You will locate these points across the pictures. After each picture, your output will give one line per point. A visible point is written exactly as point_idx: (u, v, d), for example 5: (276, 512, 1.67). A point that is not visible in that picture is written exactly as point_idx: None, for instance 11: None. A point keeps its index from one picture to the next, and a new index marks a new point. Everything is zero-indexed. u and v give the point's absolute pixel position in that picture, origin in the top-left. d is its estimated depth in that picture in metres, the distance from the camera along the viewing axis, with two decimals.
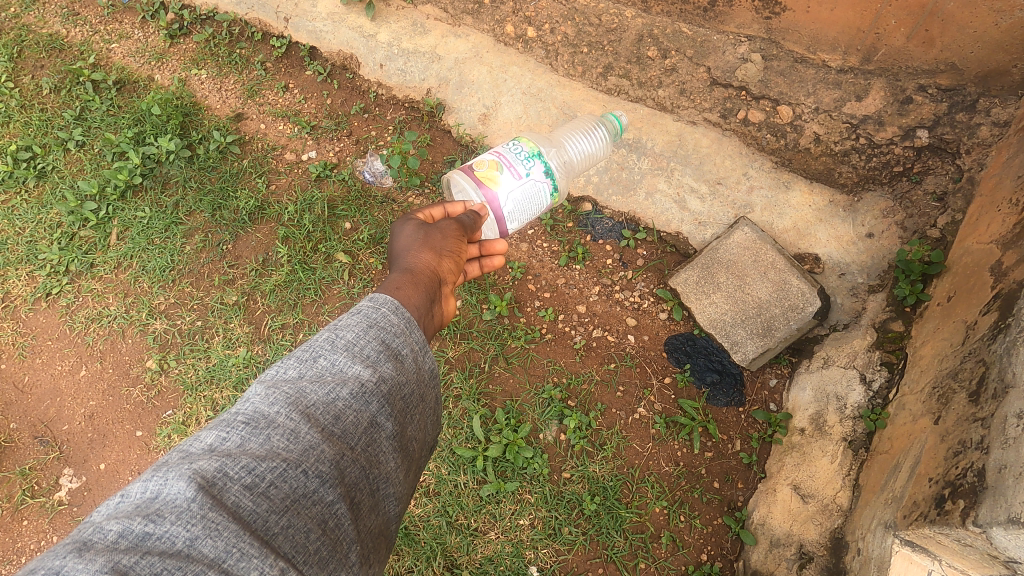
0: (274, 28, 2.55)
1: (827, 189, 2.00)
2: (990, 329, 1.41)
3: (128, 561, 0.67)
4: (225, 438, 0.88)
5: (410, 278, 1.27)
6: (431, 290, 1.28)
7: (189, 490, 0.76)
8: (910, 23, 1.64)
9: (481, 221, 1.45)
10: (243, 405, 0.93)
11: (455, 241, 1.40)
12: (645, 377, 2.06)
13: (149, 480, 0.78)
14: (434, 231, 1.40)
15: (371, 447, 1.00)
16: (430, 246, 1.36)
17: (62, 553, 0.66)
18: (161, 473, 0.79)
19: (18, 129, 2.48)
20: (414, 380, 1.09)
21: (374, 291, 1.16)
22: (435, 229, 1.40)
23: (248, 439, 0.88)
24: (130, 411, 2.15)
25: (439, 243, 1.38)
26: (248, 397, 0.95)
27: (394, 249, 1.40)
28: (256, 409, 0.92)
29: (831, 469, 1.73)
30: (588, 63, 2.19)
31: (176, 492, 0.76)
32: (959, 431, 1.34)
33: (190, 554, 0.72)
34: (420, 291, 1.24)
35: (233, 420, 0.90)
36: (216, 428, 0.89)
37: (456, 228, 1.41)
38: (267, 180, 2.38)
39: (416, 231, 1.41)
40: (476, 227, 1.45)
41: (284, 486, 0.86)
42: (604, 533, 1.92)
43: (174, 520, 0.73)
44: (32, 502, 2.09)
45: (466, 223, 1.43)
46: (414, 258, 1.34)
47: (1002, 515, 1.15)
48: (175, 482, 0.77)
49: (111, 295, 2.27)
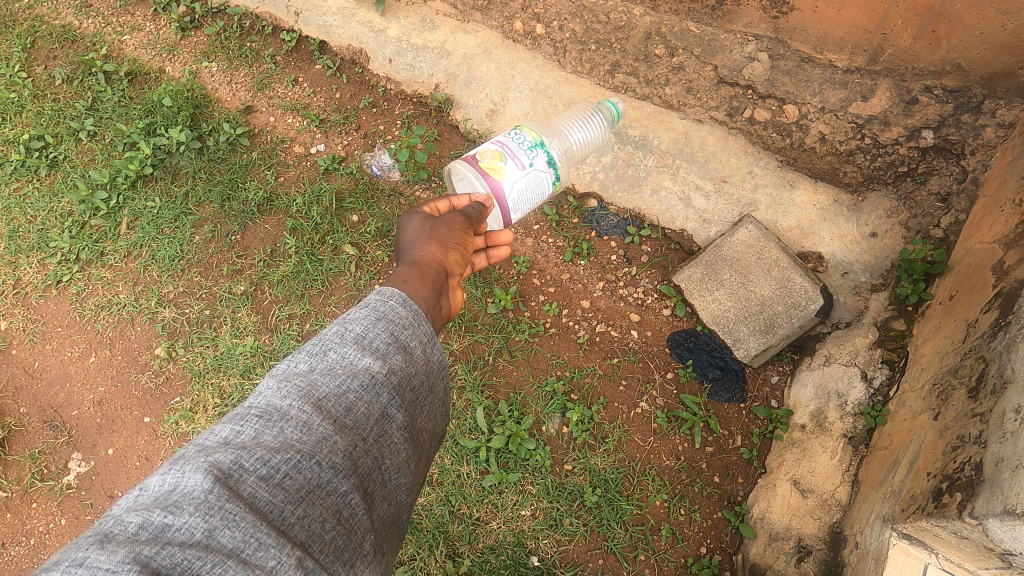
0: (285, 22, 2.58)
1: (832, 188, 2.01)
2: (990, 327, 1.42)
3: (150, 552, 0.69)
4: (240, 430, 0.89)
5: (417, 270, 1.29)
6: (438, 282, 1.30)
7: (206, 482, 0.78)
8: (917, 23, 1.65)
9: (486, 212, 1.48)
10: (256, 398, 0.94)
11: (461, 233, 1.42)
12: (648, 372, 2.08)
13: (167, 472, 0.80)
14: (440, 224, 1.42)
15: (383, 437, 1.02)
16: (436, 239, 1.39)
17: (86, 546, 0.68)
18: (179, 466, 0.80)
19: (30, 118, 2.51)
20: (423, 371, 1.11)
21: (383, 285, 1.18)
22: (441, 222, 1.43)
23: (262, 431, 0.89)
24: (139, 397, 2.18)
25: (445, 236, 1.40)
26: (261, 391, 0.96)
27: (402, 243, 1.43)
28: (269, 402, 0.94)
29: (831, 464, 1.75)
30: (596, 61, 2.21)
31: (194, 485, 0.78)
32: (957, 427, 1.36)
33: (209, 544, 0.74)
34: (426, 283, 1.26)
35: (248, 413, 0.92)
36: (231, 421, 0.91)
37: (462, 220, 1.43)
38: (275, 172, 2.40)
39: (422, 224, 1.43)
40: (482, 219, 1.48)
41: (299, 477, 0.88)
42: (604, 525, 1.94)
43: (193, 511, 0.75)
44: (42, 485, 2.12)
45: (471, 215, 1.46)
46: (421, 250, 1.36)
47: (998, 507, 1.16)
48: (192, 475, 0.79)
49: (121, 283, 2.30)
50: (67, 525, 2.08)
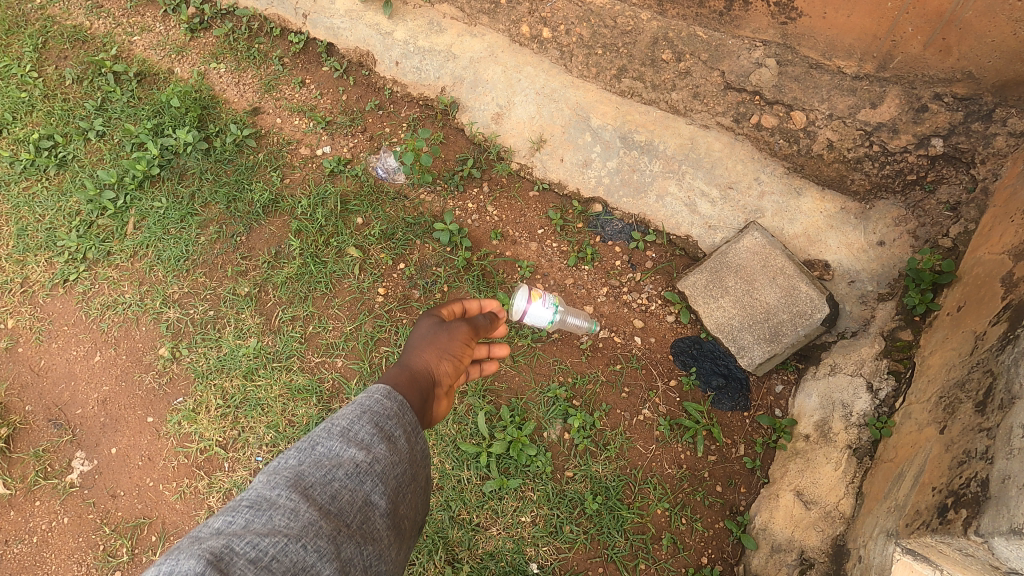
0: (293, 24, 2.59)
1: (840, 196, 1.99)
2: (999, 340, 1.40)
3: None
4: (231, 521, 0.90)
5: (407, 374, 1.29)
6: (425, 390, 1.28)
7: (199, 565, 0.77)
8: (928, 30, 1.64)
9: (490, 327, 1.49)
10: (245, 493, 0.95)
11: (463, 343, 1.40)
12: (651, 379, 2.06)
13: (158, 564, 0.79)
14: (445, 328, 1.42)
15: (365, 524, 1.01)
16: (437, 345, 1.37)
17: None
18: (171, 556, 0.80)
19: (40, 118, 2.53)
20: (407, 460, 1.13)
21: (372, 386, 1.19)
22: (448, 326, 1.42)
23: (252, 520, 0.90)
24: (142, 397, 2.19)
25: (448, 342, 1.39)
26: (250, 487, 0.97)
27: (406, 346, 1.41)
28: (257, 494, 0.95)
29: (834, 476, 1.73)
30: (602, 65, 2.20)
31: (185, 568, 0.77)
32: (964, 441, 1.34)
33: None
34: (412, 389, 1.25)
35: (238, 505, 0.93)
36: (221, 516, 0.92)
37: (467, 331, 1.43)
38: (281, 173, 2.41)
39: (427, 329, 1.41)
40: (486, 332, 1.48)
41: (286, 559, 0.86)
42: (605, 533, 1.93)
43: None
44: (45, 483, 2.13)
45: (478, 325, 1.46)
46: (414, 359, 1.35)
47: (1004, 526, 1.15)
48: (184, 560, 0.78)
49: (127, 282, 2.31)
50: (69, 524, 2.09)
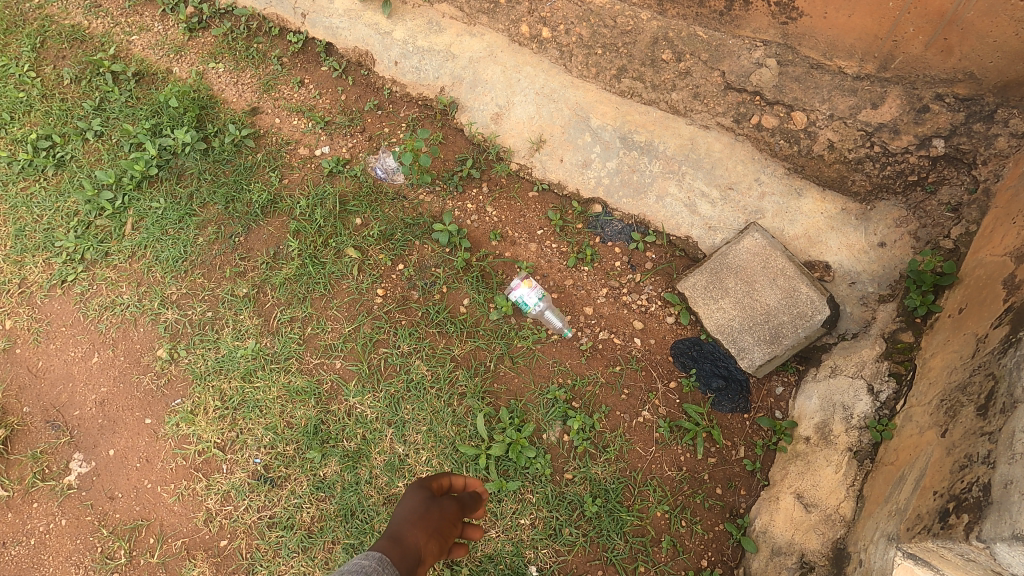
0: (292, 24, 2.58)
1: (841, 196, 1.98)
2: (1001, 343, 1.39)
3: None
4: None
5: (396, 542, 1.49)
6: (410, 555, 1.48)
7: None
8: (929, 31, 1.63)
9: (473, 505, 1.68)
10: None
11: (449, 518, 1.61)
12: (650, 380, 2.05)
13: None
14: (435, 506, 1.63)
15: None
16: (425, 522, 1.57)
17: None
18: None
19: (38, 118, 2.52)
20: None
21: (363, 553, 1.41)
22: (437, 505, 1.64)
23: None
24: (141, 399, 2.18)
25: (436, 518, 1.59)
26: None
27: (399, 512, 1.62)
28: None
29: (835, 478, 1.72)
30: (602, 65, 2.19)
31: None
32: (965, 445, 1.33)
33: None
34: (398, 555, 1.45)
35: None
36: None
37: (454, 508, 1.64)
38: (279, 174, 2.40)
39: (418, 504, 1.61)
40: (471, 510, 1.67)
41: None
42: (604, 535, 1.93)
43: None
44: (43, 485, 2.12)
45: (465, 504, 1.65)
46: (406, 531, 1.54)
47: (1006, 531, 1.14)
48: None
49: (125, 283, 2.30)
50: (67, 526, 2.09)
